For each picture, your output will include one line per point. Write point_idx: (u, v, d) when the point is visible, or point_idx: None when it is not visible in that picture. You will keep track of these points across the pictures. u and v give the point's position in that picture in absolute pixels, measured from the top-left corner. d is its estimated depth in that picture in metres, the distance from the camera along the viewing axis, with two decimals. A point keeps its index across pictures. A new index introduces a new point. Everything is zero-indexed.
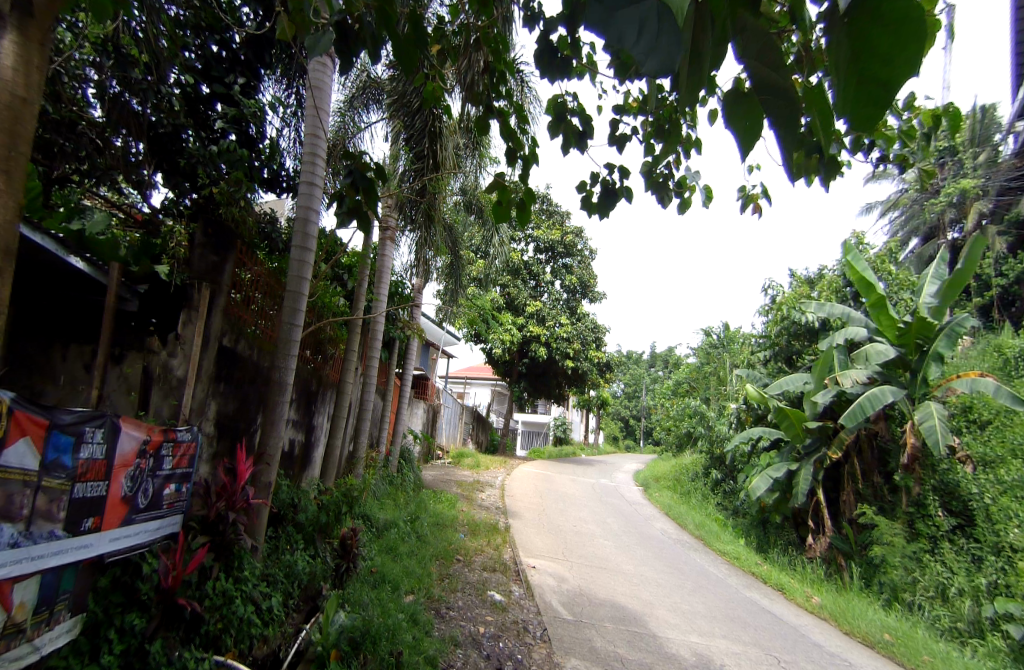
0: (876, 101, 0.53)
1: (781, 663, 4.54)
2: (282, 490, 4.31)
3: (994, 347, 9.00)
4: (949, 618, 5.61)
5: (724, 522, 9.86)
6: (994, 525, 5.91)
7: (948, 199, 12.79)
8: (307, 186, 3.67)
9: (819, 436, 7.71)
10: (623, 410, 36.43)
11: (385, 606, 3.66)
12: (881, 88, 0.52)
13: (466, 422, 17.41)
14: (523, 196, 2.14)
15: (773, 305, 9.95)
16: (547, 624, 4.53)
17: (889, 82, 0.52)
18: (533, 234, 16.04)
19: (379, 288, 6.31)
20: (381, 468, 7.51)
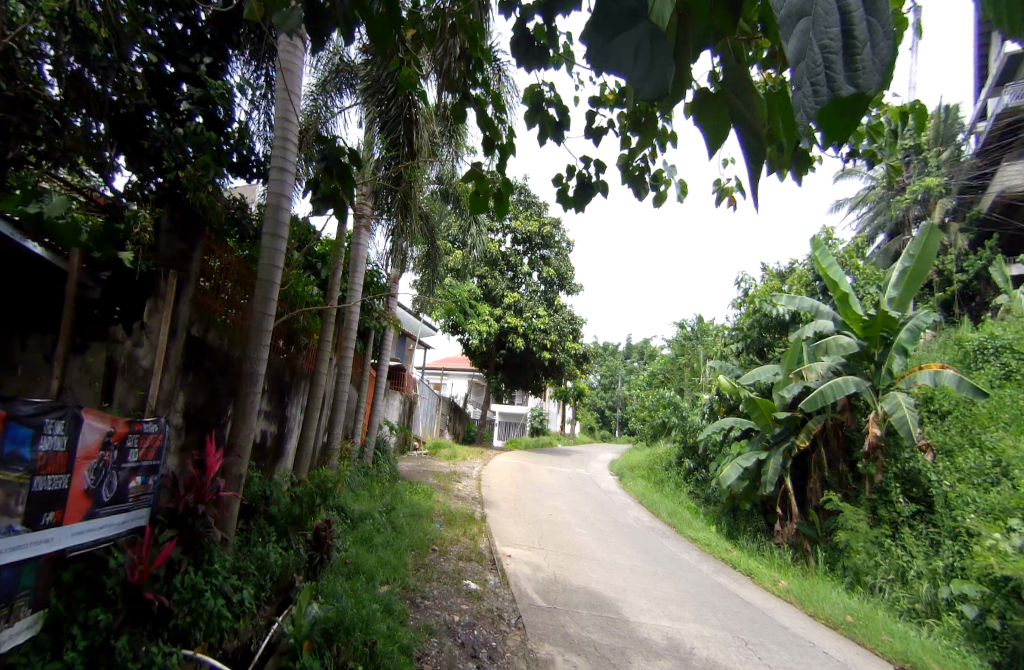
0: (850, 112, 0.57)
1: (748, 645, 4.68)
2: (253, 483, 4.26)
3: (955, 341, 9.33)
4: (908, 600, 5.84)
5: (696, 510, 10.12)
6: (952, 511, 6.16)
7: (912, 196, 13.18)
8: (278, 172, 3.56)
9: (788, 426, 7.93)
10: (600, 400, 36.75)
11: (359, 597, 3.67)
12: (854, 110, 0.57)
13: (443, 413, 17.40)
14: (501, 185, 2.11)
15: (746, 298, 10.19)
16: (522, 611, 4.59)
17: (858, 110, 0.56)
18: (511, 225, 15.95)
19: (355, 278, 6.20)
20: (356, 460, 7.45)
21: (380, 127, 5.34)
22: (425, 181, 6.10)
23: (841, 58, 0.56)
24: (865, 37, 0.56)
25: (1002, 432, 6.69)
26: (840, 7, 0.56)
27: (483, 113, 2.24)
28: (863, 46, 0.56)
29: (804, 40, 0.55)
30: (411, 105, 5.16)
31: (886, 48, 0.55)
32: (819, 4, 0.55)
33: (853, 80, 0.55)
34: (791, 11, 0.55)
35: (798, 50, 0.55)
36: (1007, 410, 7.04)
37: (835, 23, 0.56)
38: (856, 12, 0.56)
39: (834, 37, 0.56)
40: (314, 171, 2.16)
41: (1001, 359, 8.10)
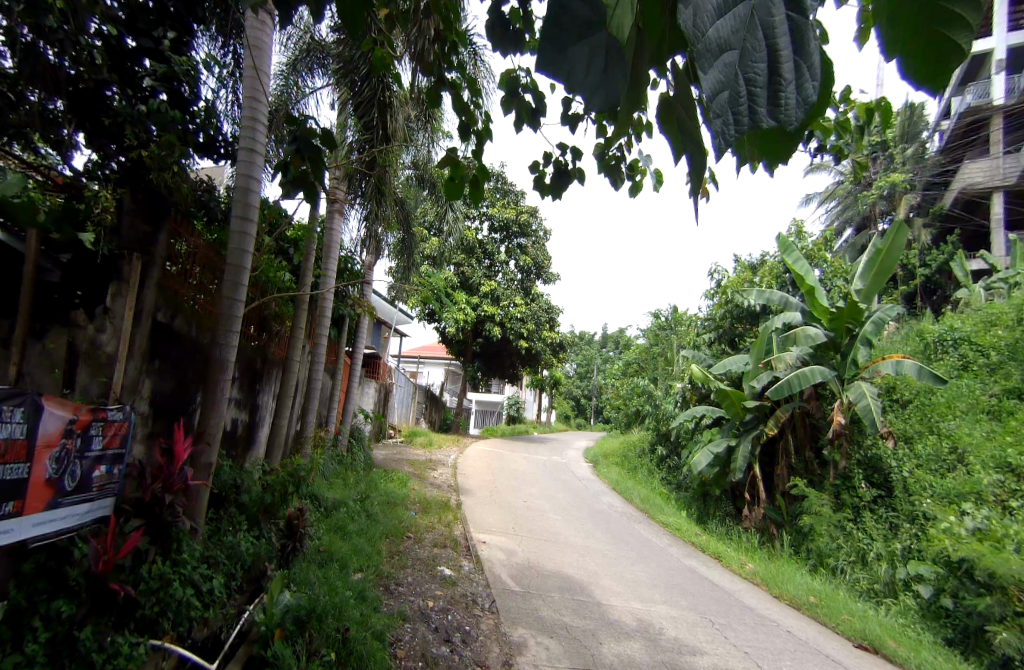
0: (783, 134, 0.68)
1: (715, 625, 4.84)
2: (223, 472, 4.19)
3: (917, 332, 9.67)
4: (867, 581, 6.09)
5: (668, 496, 10.35)
6: (910, 496, 6.43)
7: (879, 191, 13.52)
8: (246, 152, 3.46)
9: (757, 414, 8.15)
10: (576, 389, 37.13)
11: (332, 585, 3.67)
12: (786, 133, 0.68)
13: (419, 402, 17.36)
14: (478, 171, 2.10)
15: (719, 289, 10.37)
16: (495, 596, 4.65)
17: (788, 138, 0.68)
18: (488, 212, 15.84)
19: (328, 264, 6.10)
20: (330, 448, 7.38)
21: (353, 108, 5.23)
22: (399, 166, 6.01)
23: (763, 93, 0.51)
24: (789, 74, 0.52)
25: (958, 420, 7.01)
26: (766, 39, 0.52)
27: (459, 98, 2.21)
28: (787, 81, 0.52)
29: (729, 71, 0.50)
30: (385, 88, 5.06)
31: (812, 85, 0.53)
32: (747, 36, 0.51)
33: (776, 115, 0.52)
34: (713, 44, 0.49)
35: (721, 81, 0.50)
36: (963, 399, 7.37)
37: (761, 55, 0.52)
38: (783, 48, 0.52)
39: (760, 71, 0.51)
40: (284, 154, 2.12)
41: (960, 350, 8.44)
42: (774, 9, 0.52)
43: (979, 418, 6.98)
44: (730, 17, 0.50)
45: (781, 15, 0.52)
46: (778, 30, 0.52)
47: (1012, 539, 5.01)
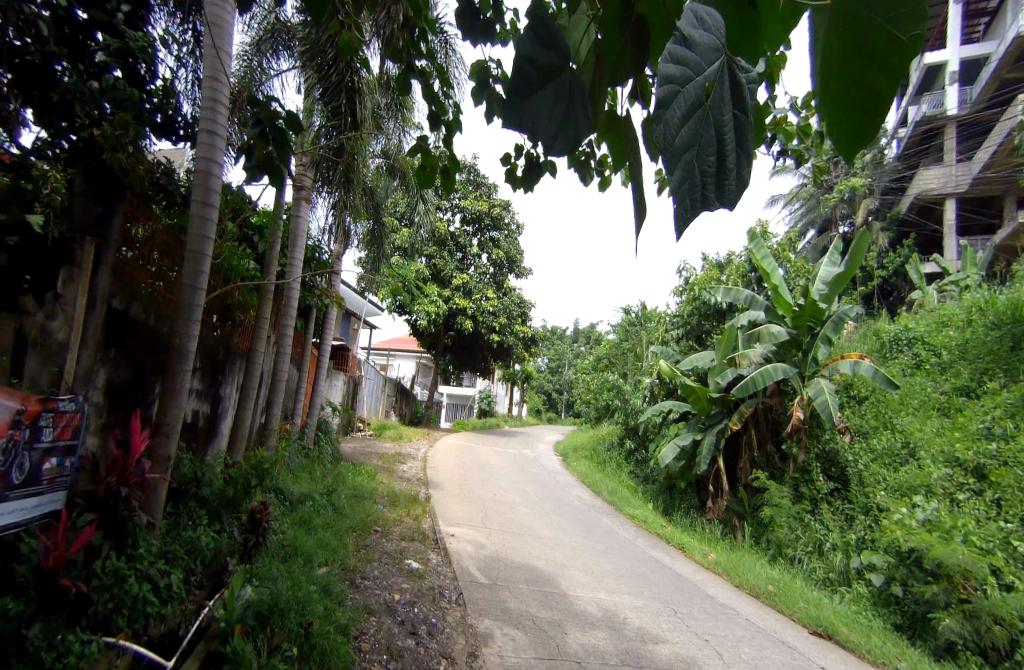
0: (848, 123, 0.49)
1: (678, 613, 4.97)
2: (183, 464, 4.07)
3: (873, 331, 10.09)
4: (823, 570, 6.29)
5: (634, 488, 10.56)
6: (864, 488, 6.71)
7: (840, 195, 13.99)
8: (206, 135, 3.35)
9: (722, 409, 8.35)
10: (547, 383, 37.41)
11: (295, 579, 3.62)
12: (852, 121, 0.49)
13: (388, 394, 17.20)
14: (448, 161, 2.08)
15: (686, 286, 10.59)
16: (462, 588, 4.67)
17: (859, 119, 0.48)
18: (459, 205, 15.73)
19: (294, 253, 5.94)
20: (296, 441, 7.24)
21: (321, 93, 5.14)
22: (368, 153, 5.92)
23: (714, 180, 0.52)
24: (734, 164, 0.52)
25: (910, 417, 7.37)
26: (717, 133, 0.52)
27: (429, 87, 2.17)
28: (731, 170, 0.52)
29: (686, 168, 0.50)
30: (353, 73, 5.01)
31: (746, 170, 0.52)
32: (701, 133, 0.51)
33: (723, 204, 0.52)
34: (678, 146, 0.49)
35: (674, 177, 0.49)
36: (915, 397, 7.72)
37: (712, 149, 0.52)
38: (731, 144, 0.53)
39: (709, 163, 0.52)
40: (247, 135, 2.05)
41: (913, 350, 8.84)
42: (725, 107, 0.52)
43: (929, 414, 7.33)
44: (691, 120, 0.50)
45: (731, 114, 0.53)
46: (727, 129, 0.53)
47: (958, 530, 5.31)
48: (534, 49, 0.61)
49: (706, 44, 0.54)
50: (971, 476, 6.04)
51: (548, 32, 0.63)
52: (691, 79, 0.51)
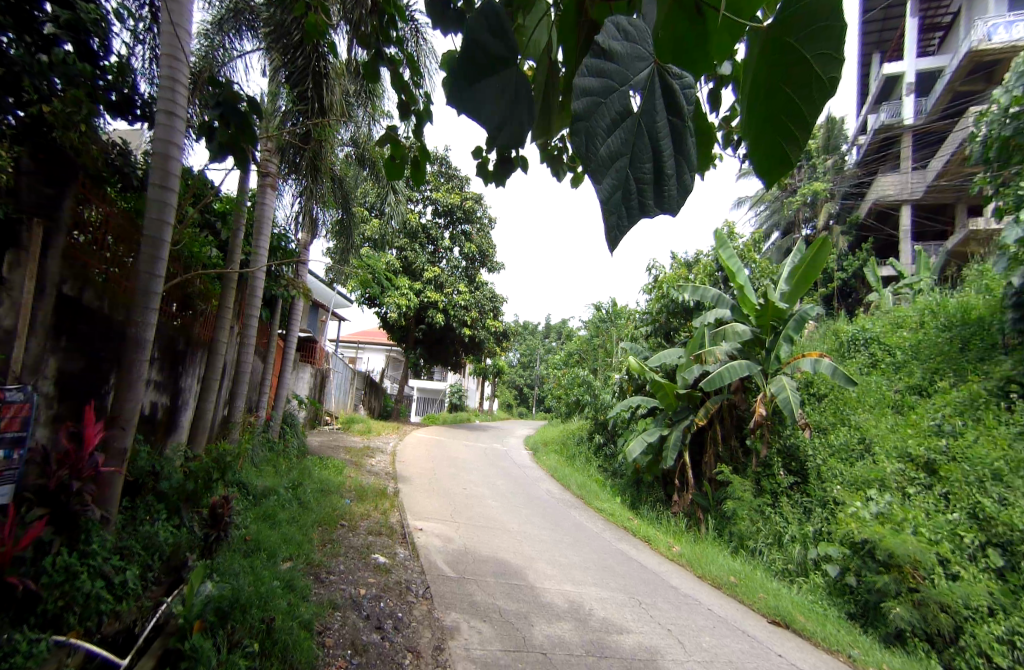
0: (776, 153, 0.62)
1: (642, 604, 5.07)
2: (140, 457, 3.93)
3: (833, 331, 10.44)
4: (783, 561, 6.50)
5: (603, 482, 10.70)
6: (822, 482, 6.96)
7: (803, 199, 14.42)
8: (165, 116, 3.21)
9: (688, 405, 8.53)
10: (518, 378, 37.50)
11: (258, 574, 3.55)
12: (779, 146, 0.62)
13: (357, 388, 16.95)
14: (417, 152, 2.03)
15: (655, 284, 10.75)
16: (429, 582, 4.66)
17: (786, 143, 0.61)
18: (431, 197, 15.57)
19: (259, 241, 5.82)
20: (261, 434, 7.08)
21: (285, 75, 5.02)
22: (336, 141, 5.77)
23: (651, 188, 0.54)
24: (672, 170, 0.56)
25: (865, 414, 7.68)
26: (652, 138, 0.56)
27: (399, 75, 2.13)
28: (669, 177, 0.56)
29: (621, 174, 0.53)
30: (320, 57, 4.88)
31: (681, 174, 0.57)
32: (635, 141, 0.54)
33: (662, 210, 0.55)
34: (605, 157, 0.51)
35: (612, 185, 0.51)
36: (872, 395, 8.02)
37: (647, 156, 0.55)
38: (666, 150, 0.56)
39: (646, 170, 0.55)
40: (208, 116, 1.98)
41: (870, 349, 9.18)
42: (659, 115, 0.56)
43: (883, 412, 7.63)
44: (619, 130, 0.52)
45: (664, 122, 0.57)
46: (661, 135, 0.56)
47: (908, 522, 5.56)
48: (483, 38, 0.62)
49: (631, 54, 0.56)
50: (922, 470, 6.31)
51: (499, 24, 0.64)
52: (616, 88, 0.53)
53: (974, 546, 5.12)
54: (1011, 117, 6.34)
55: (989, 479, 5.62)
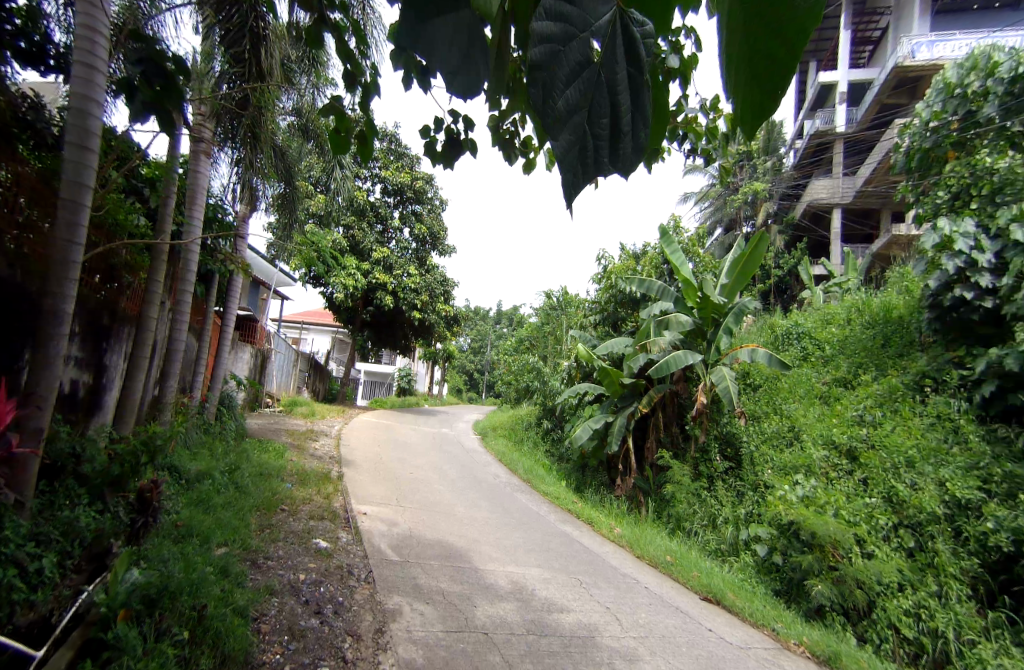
0: (761, 104, 0.44)
1: (582, 584, 5.24)
2: (59, 438, 3.68)
3: (768, 325, 10.99)
4: (716, 541, 6.86)
5: (549, 467, 10.92)
6: (755, 467, 7.37)
7: (744, 197, 15.04)
8: (83, 69, 2.93)
9: (633, 392, 8.79)
10: (468, 363, 37.48)
11: (189, 560, 3.41)
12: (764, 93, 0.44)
13: (300, 370, 16.45)
14: (364, 126, 1.99)
15: (604, 274, 10.96)
16: (372, 566, 4.63)
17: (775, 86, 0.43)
18: (380, 174, 15.16)
19: (193, 212, 5.49)
20: (194, 415, 6.75)
21: (219, 31, 4.62)
22: (276, 111, 5.53)
23: (607, 144, 0.51)
24: (629, 126, 0.52)
25: (796, 403, 8.18)
26: (612, 95, 0.51)
27: (344, 44, 2.03)
28: (625, 134, 0.52)
29: (577, 131, 0.48)
30: (258, 17, 4.62)
31: (639, 133, 0.53)
32: (593, 93, 0.49)
33: (618, 170, 0.51)
34: (561, 112, 0.47)
35: (570, 146, 0.48)
36: (801, 386, 8.53)
37: (605, 108, 0.51)
38: (625, 106, 0.52)
39: (603, 125, 0.51)
40: (129, 72, 1.82)
41: (801, 343, 9.75)
42: (619, 65, 0.51)
43: (811, 401, 8.13)
44: (578, 82, 0.47)
45: (624, 75, 0.51)
46: (621, 89, 0.51)
47: (830, 505, 5.99)
48: None
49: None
50: (845, 456, 6.77)
51: None
52: (576, 35, 0.47)
53: (888, 527, 5.54)
54: (931, 131, 6.83)
55: (904, 466, 6.07)
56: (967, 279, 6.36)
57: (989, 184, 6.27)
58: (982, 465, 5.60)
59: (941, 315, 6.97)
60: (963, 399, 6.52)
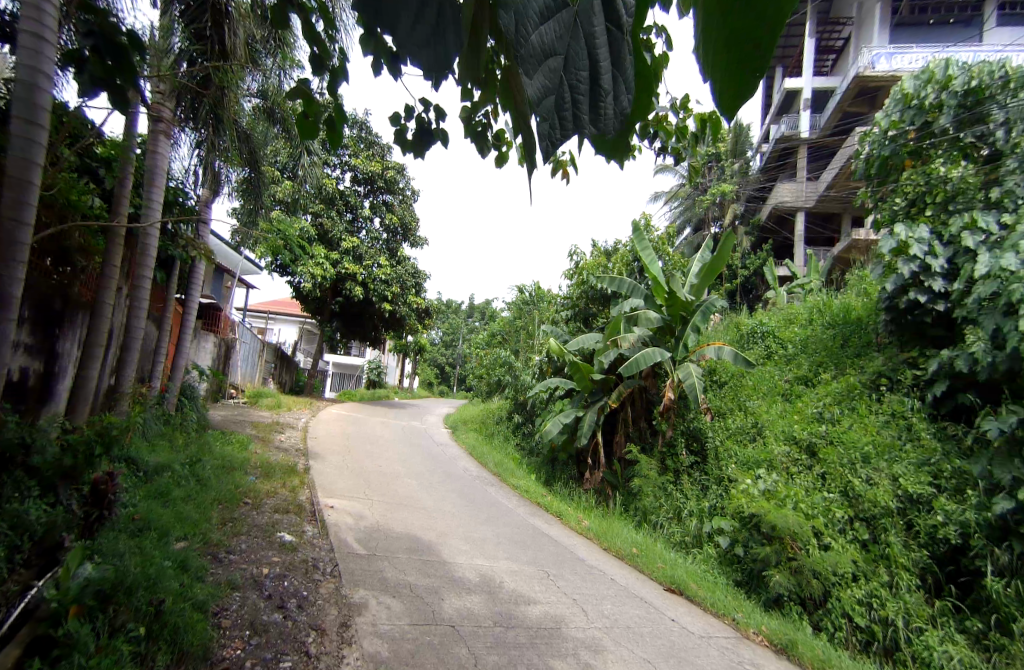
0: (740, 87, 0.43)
1: (549, 576, 5.30)
2: (8, 428, 3.51)
3: (734, 323, 11.27)
4: (680, 534, 7.03)
5: (519, 460, 10.99)
6: (719, 461, 7.56)
7: (712, 198, 15.36)
8: (30, 38, 2.62)
9: (602, 387, 8.91)
10: (440, 357, 37.28)
11: (147, 554, 3.31)
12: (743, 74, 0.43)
13: (266, 361, 16.10)
14: (332, 112, 1.94)
15: (576, 269, 11.05)
16: (338, 560, 4.58)
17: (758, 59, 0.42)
18: (349, 162, 14.91)
19: (151, 192, 5.34)
20: (154, 406, 6.54)
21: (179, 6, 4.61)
22: (241, 94, 5.35)
23: (587, 99, 0.51)
24: (610, 84, 0.52)
25: (759, 400, 8.42)
26: (590, 46, 0.51)
27: (310, 26, 1.97)
28: (605, 91, 0.52)
29: (554, 78, 0.49)
30: None
31: (623, 94, 0.53)
32: (570, 42, 0.50)
33: (598, 127, 0.52)
34: (537, 53, 0.48)
35: (544, 89, 0.48)
36: (765, 383, 8.79)
37: (584, 63, 0.51)
38: (605, 60, 0.52)
39: (583, 77, 0.51)
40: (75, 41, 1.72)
41: (765, 342, 10.05)
42: (599, 17, 0.51)
43: (774, 398, 8.38)
44: (552, 24, 0.49)
45: (602, 27, 0.52)
46: (599, 43, 0.52)
47: (789, 499, 6.20)
48: None
49: None
50: (805, 452, 7.00)
51: None
52: None
53: (844, 520, 5.75)
54: (889, 139, 7.11)
55: (860, 462, 6.31)
56: (921, 283, 6.65)
57: (942, 193, 6.57)
58: (933, 461, 5.88)
59: (898, 317, 7.21)
60: (916, 398, 6.81)
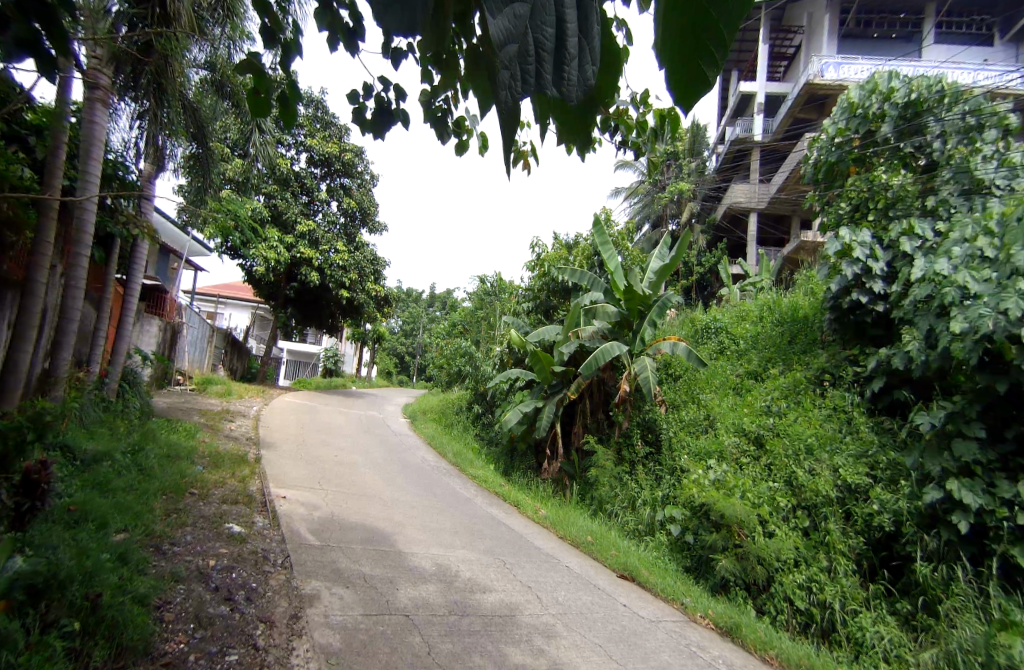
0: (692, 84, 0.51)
1: (505, 564, 5.35)
2: None
3: (690, 318, 11.59)
4: (634, 522, 7.22)
5: (478, 450, 11.03)
6: (672, 451, 7.80)
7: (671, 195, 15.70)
8: None
9: (562, 379, 9.02)
10: (400, 346, 36.84)
11: (83, 547, 3.15)
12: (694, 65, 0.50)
13: (216, 347, 15.48)
14: (286, 89, 1.88)
15: (537, 261, 11.09)
16: (290, 551, 4.48)
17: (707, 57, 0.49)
18: (305, 142, 14.42)
19: (88, 165, 5.01)
20: (91, 392, 6.21)
21: None
22: (186, 63, 5.06)
23: (550, 58, 0.51)
24: (575, 50, 0.52)
25: (711, 393, 8.72)
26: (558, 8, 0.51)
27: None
28: (571, 57, 0.52)
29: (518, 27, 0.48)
30: None
31: (588, 63, 0.53)
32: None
33: (560, 91, 0.52)
34: None
35: (508, 34, 0.48)
36: (717, 377, 9.09)
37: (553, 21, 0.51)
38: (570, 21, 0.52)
39: (548, 37, 0.50)
40: None
41: (718, 337, 10.41)
42: None
43: (725, 392, 8.69)
44: None
45: None
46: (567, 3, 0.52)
47: (737, 488, 6.46)
48: None
49: None
50: (752, 443, 7.30)
51: None
52: None
53: (787, 509, 6.04)
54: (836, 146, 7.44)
55: (803, 453, 6.63)
56: (864, 284, 6.94)
57: (883, 199, 6.92)
58: (870, 453, 6.19)
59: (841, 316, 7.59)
60: (856, 393, 7.19)
